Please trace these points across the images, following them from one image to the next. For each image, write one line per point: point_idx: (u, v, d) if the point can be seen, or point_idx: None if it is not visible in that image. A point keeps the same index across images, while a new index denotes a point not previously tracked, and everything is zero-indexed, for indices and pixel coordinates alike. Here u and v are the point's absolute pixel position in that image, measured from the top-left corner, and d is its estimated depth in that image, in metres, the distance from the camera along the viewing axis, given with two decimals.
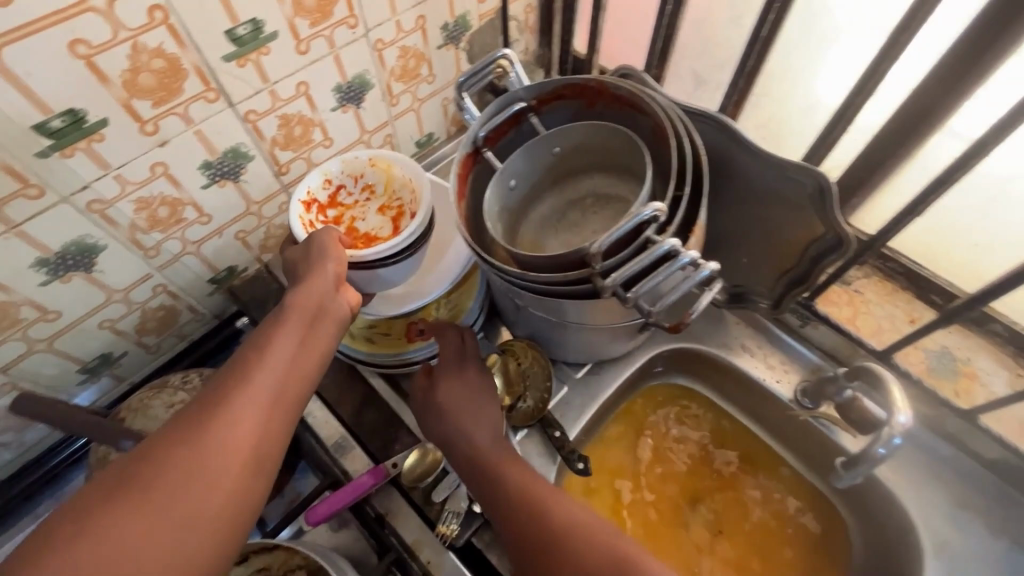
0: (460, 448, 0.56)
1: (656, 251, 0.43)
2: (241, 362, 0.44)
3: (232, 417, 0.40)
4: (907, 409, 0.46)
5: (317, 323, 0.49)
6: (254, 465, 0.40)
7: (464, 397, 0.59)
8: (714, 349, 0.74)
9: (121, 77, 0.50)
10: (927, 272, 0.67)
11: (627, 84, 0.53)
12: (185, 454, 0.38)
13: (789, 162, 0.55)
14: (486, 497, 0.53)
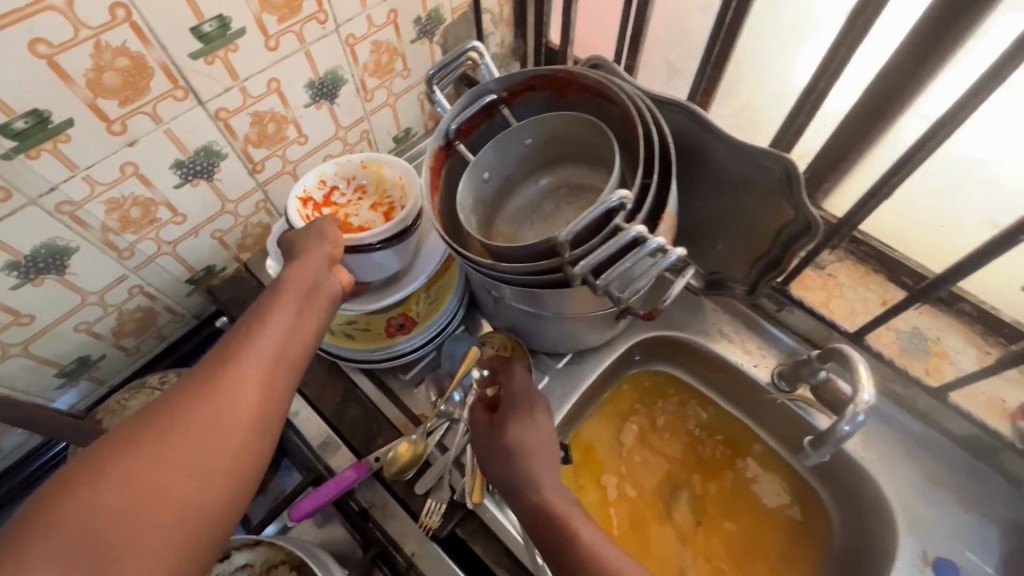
0: (527, 494, 0.53)
1: (623, 238, 0.44)
2: (242, 329, 0.43)
3: (235, 380, 0.39)
4: (871, 387, 0.47)
5: (315, 295, 0.49)
6: (258, 428, 0.39)
7: (534, 440, 0.56)
8: (692, 335, 0.75)
9: (85, 77, 0.50)
10: (897, 254, 0.68)
11: (595, 74, 0.54)
12: (189, 415, 0.37)
13: (759, 148, 0.56)
14: (553, 555, 0.49)
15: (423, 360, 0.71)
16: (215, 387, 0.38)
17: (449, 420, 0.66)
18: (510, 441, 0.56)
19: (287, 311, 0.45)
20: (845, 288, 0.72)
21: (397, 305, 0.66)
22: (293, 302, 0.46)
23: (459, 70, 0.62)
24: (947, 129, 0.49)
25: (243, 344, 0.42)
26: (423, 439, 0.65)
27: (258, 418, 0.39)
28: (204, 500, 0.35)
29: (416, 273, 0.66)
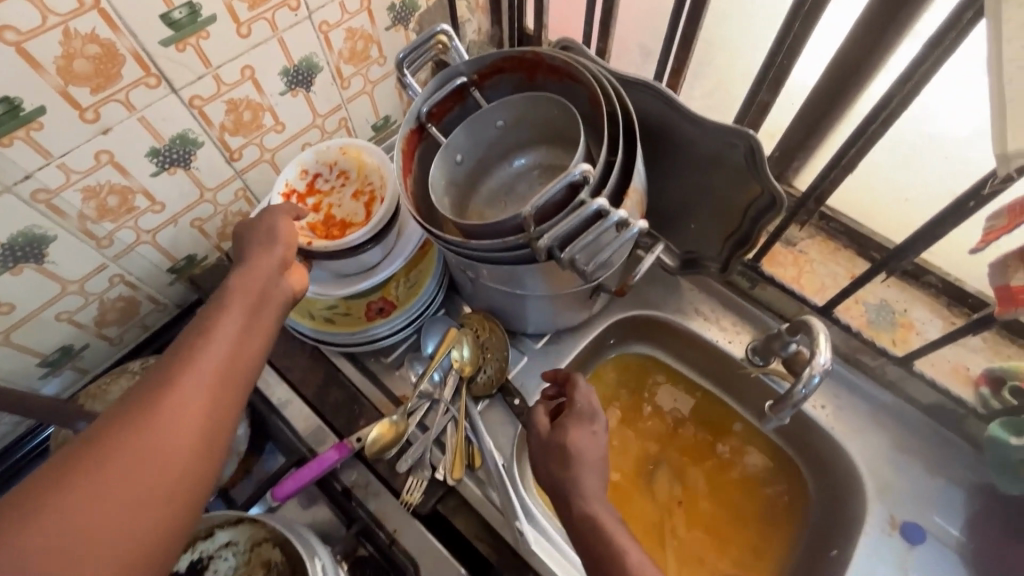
0: (573, 503, 0.53)
1: (585, 211, 0.46)
2: (186, 341, 0.41)
3: (184, 391, 0.38)
4: (827, 352, 0.50)
5: (264, 303, 0.48)
6: (210, 440, 0.38)
7: (587, 451, 0.56)
8: (668, 314, 0.76)
9: (55, 64, 0.50)
10: (864, 229, 0.70)
11: (561, 55, 0.55)
12: (136, 432, 0.35)
13: (717, 122, 0.56)
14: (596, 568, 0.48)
15: (403, 342, 0.72)
16: (162, 399, 0.37)
17: (430, 401, 0.67)
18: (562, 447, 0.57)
19: (235, 319, 0.44)
20: (815, 264, 0.73)
21: (376, 288, 0.69)
22: (240, 308, 0.45)
23: (430, 54, 0.63)
24: (896, 99, 0.51)
25: (190, 351, 0.40)
26: (404, 419, 0.65)
27: (211, 424, 0.38)
28: (156, 519, 0.33)
29: (394, 258, 0.67)
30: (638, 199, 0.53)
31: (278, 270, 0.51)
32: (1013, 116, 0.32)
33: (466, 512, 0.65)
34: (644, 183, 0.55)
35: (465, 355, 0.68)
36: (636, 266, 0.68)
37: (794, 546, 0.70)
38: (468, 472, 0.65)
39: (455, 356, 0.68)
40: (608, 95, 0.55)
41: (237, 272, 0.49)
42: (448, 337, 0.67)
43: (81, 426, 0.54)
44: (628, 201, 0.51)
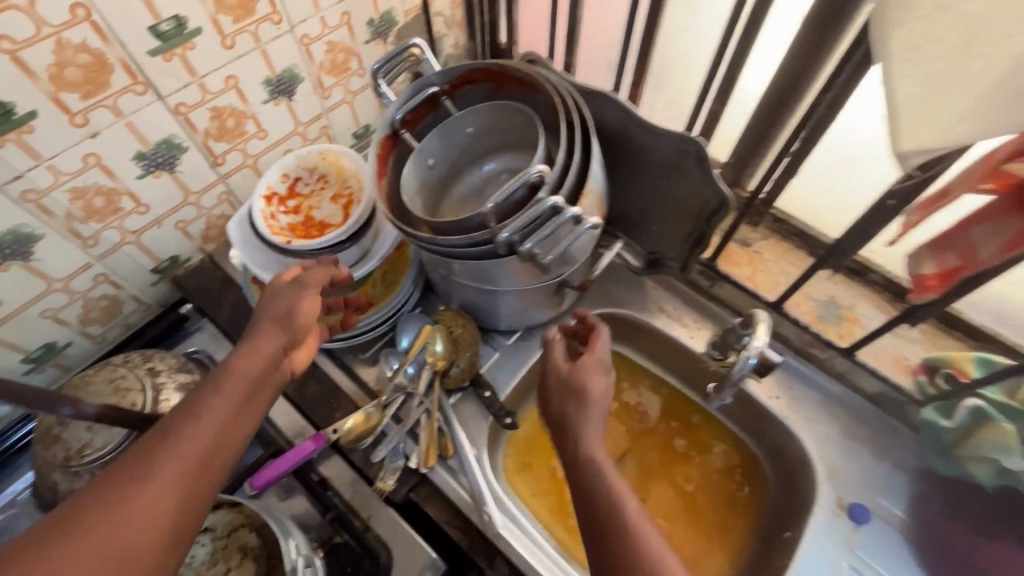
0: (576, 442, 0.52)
1: (541, 207, 0.50)
2: (174, 427, 0.42)
3: (157, 490, 0.38)
4: (762, 336, 0.59)
5: (261, 387, 0.48)
6: (171, 543, 0.38)
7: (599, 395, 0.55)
8: (634, 312, 0.80)
9: (48, 71, 0.54)
10: (813, 231, 0.75)
11: (524, 67, 0.59)
12: (100, 533, 0.36)
13: (668, 130, 0.61)
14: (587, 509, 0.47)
15: (380, 339, 0.75)
16: (135, 497, 0.38)
17: (405, 394, 0.69)
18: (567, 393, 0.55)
19: (228, 408, 0.45)
20: (769, 263, 0.79)
21: (354, 287, 0.71)
22: (228, 403, 0.45)
23: (404, 65, 0.67)
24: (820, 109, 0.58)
25: (172, 443, 0.41)
26: (379, 412, 0.68)
27: (169, 536, 0.38)
28: None
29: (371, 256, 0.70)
30: (595, 199, 0.58)
31: (276, 356, 0.51)
32: (902, 120, 0.37)
33: (438, 499, 0.68)
34: (601, 184, 0.60)
35: (439, 349, 0.70)
36: (599, 264, 0.73)
37: (752, 533, 0.74)
38: (440, 462, 0.68)
39: (428, 351, 0.69)
40: (568, 104, 0.59)
41: (238, 353, 0.49)
42: (422, 334, 0.69)
43: (68, 413, 0.50)
44: (585, 200, 0.56)
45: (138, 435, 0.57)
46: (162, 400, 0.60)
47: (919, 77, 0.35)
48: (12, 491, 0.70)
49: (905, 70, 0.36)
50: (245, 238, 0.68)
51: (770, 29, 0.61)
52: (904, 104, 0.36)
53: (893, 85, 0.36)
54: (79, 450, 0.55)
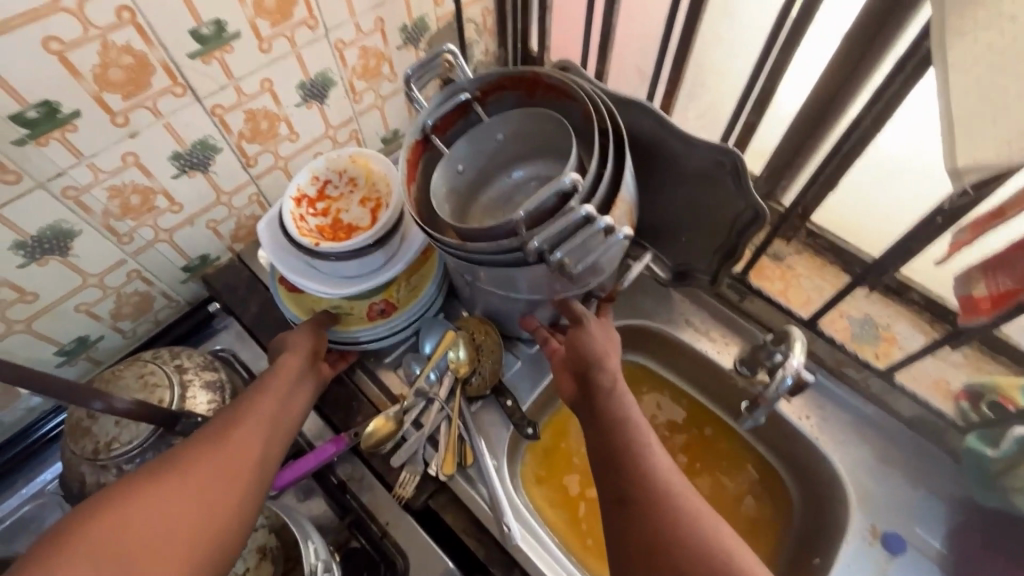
0: (592, 374, 0.60)
1: (572, 216, 0.50)
2: (242, 406, 0.57)
3: (236, 444, 0.53)
4: (800, 357, 0.57)
5: (301, 381, 0.63)
6: (253, 482, 0.52)
7: (608, 342, 0.63)
8: (658, 323, 0.78)
9: (92, 72, 0.55)
10: (849, 247, 0.73)
11: (558, 75, 0.59)
12: (198, 469, 0.50)
13: (704, 140, 0.59)
14: (605, 428, 0.57)
15: (402, 344, 0.75)
16: (221, 448, 0.52)
17: (426, 400, 0.69)
18: (592, 347, 0.61)
19: (278, 394, 0.59)
20: (801, 278, 0.77)
21: (377, 291, 0.70)
22: (277, 398, 0.59)
23: (436, 71, 0.67)
24: (863, 124, 0.57)
25: (241, 416, 0.56)
26: (399, 416, 0.68)
27: (250, 476, 0.52)
28: (209, 531, 0.47)
29: (396, 261, 0.69)
30: (625, 208, 0.58)
31: (304, 372, 0.63)
32: (962, 134, 0.35)
33: (455, 508, 0.67)
34: (632, 194, 0.59)
35: (462, 356, 0.70)
36: (625, 276, 0.72)
37: (774, 553, 0.72)
38: (459, 470, 0.67)
39: (451, 357, 0.69)
40: (600, 112, 0.59)
41: (285, 355, 0.63)
42: (445, 339, 0.69)
43: (98, 408, 0.50)
44: (615, 209, 0.56)
45: (163, 431, 0.58)
46: (188, 398, 0.61)
47: (983, 87, 0.33)
48: (40, 481, 0.71)
49: (965, 83, 0.34)
50: (274, 239, 0.69)
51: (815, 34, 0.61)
52: (962, 118, 0.35)
53: (952, 98, 0.35)
54: (107, 444, 0.56)
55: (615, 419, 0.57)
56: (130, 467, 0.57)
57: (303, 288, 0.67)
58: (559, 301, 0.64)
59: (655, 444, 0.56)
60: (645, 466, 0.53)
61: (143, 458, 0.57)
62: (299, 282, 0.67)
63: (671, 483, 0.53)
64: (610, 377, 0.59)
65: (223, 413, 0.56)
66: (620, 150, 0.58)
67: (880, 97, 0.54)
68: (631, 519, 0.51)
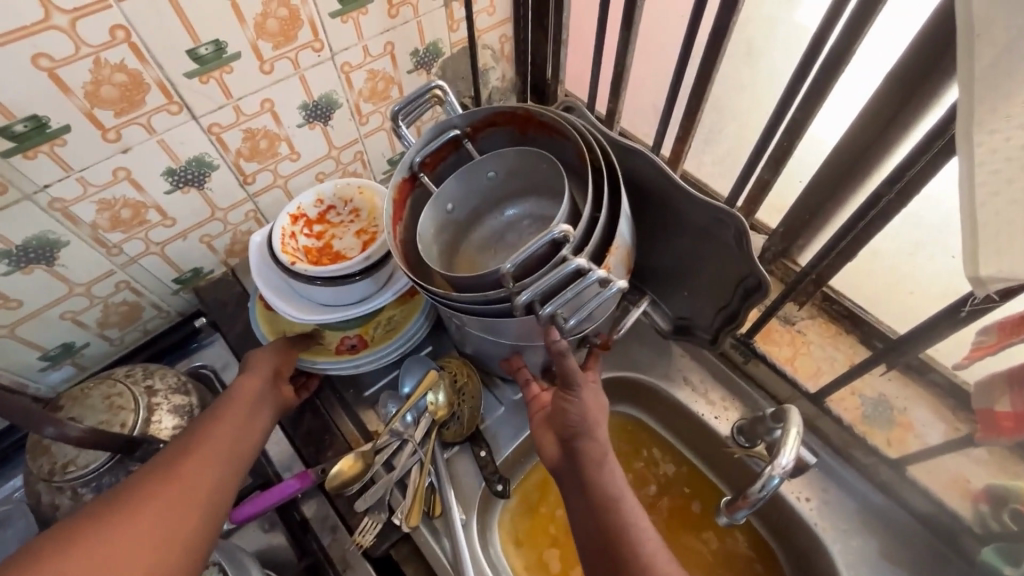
0: (580, 443, 0.54)
1: (564, 269, 0.46)
2: (198, 434, 0.54)
3: (195, 470, 0.50)
4: (791, 452, 0.53)
5: (261, 403, 0.60)
6: (211, 509, 0.49)
7: (599, 406, 0.55)
8: (652, 378, 0.73)
9: (84, 89, 0.54)
10: (869, 317, 0.68)
11: (548, 112, 0.56)
12: (155, 496, 0.47)
13: (702, 198, 0.55)
14: (593, 506, 0.52)
15: (383, 378, 0.73)
16: (178, 476, 0.49)
17: (400, 440, 0.65)
18: (583, 415, 0.54)
19: (235, 419, 0.56)
20: (813, 346, 0.71)
21: (355, 325, 0.68)
22: (236, 423, 0.56)
23: (424, 106, 0.64)
24: (886, 198, 0.52)
25: (199, 443, 0.53)
26: (369, 456, 0.65)
27: (208, 503, 0.49)
28: (165, 562, 0.44)
29: (375, 298, 0.65)
30: (623, 253, 0.54)
31: (265, 394, 0.60)
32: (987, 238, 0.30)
33: (417, 560, 0.65)
34: (629, 239, 0.55)
35: (440, 399, 0.67)
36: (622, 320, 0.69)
37: None
38: (425, 521, 0.64)
39: (430, 400, 0.66)
40: (594, 152, 0.55)
41: (241, 379, 0.60)
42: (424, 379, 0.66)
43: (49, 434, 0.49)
44: (611, 256, 0.52)
45: (121, 457, 0.56)
46: (153, 422, 0.59)
47: None
48: (9, 486, 0.72)
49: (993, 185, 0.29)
50: (262, 251, 0.68)
51: (849, 76, 0.57)
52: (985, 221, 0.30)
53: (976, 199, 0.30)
54: (64, 465, 0.55)
55: (605, 498, 0.52)
56: (84, 491, 0.56)
57: (277, 309, 0.64)
58: (553, 350, 0.52)
59: (648, 526, 0.51)
60: (642, 556, 0.49)
61: (98, 483, 0.56)
62: (274, 301, 0.65)
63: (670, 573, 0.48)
64: (600, 448, 0.54)
65: (180, 439, 0.53)
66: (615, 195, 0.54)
67: (906, 171, 0.49)
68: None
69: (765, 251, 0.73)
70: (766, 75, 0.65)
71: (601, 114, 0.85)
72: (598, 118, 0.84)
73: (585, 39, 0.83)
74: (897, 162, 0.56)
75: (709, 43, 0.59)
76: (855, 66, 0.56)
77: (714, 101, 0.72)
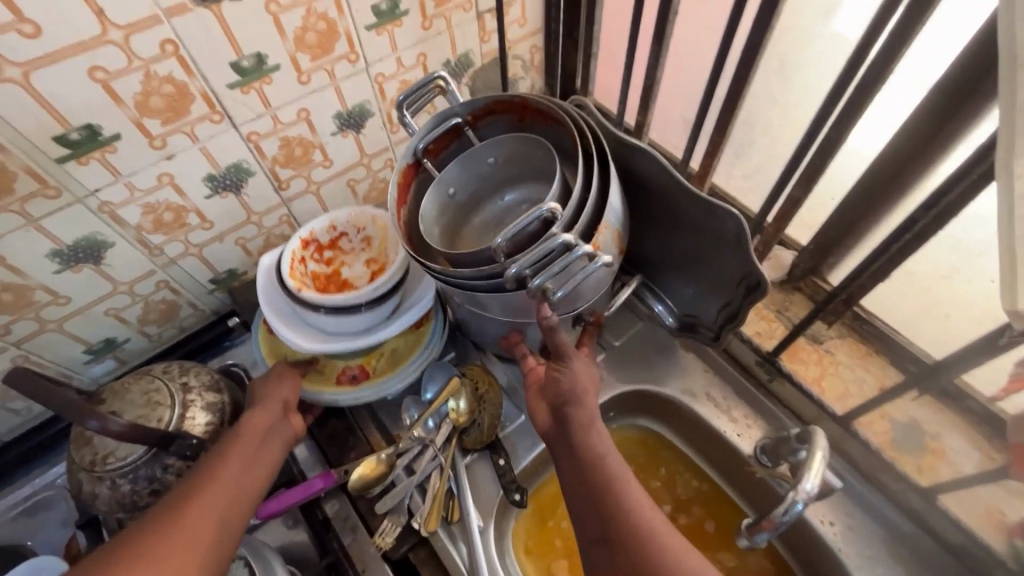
0: (567, 409, 0.54)
1: (549, 243, 0.47)
2: (205, 468, 0.53)
3: (199, 511, 0.49)
4: (815, 478, 0.52)
5: (269, 438, 0.59)
6: (213, 555, 0.48)
7: (588, 376, 0.56)
8: (674, 392, 0.73)
9: (134, 98, 0.57)
10: (901, 339, 0.66)
11: (544, 100, 0.57)
12: (158, 543, 0.46)
13: (701, 195, 0.54)
14: (581, 468, 0.51)
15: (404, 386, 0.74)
16: (182, 518, 0.48)
17: (421, 445, 0.67)
18: (573, 384, 0.55)
19: (243, 454, 0.55)
20: (841, 366, 0.69)
21: (357, 356, 0.70)
22: (244, 457, 0.55)
23: (429, 95, 0.64)
24: (921, 223, 0.51)
25: (206, 479, 0.52)
26: (391, 459, 0.66)
27: (211, 547, 0.48)
28: None
29: (378, 331, 0.66)
30: (613, 235, 0.54)
31: (273, 427, 0.60)
32: None
33: (435, 564, 0.65)
34: (620, 222, 0.55)
35: (461, 406, 0.68)
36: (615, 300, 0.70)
37: None
38: (443, 525, 0.65)
39: (451, 407, 0.67)
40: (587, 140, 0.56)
41: (251, 411, 0.60)
42: (446, 387, 0.67)
43: (92, 428, 0.51)
44: (600, 235, 0.52)
45: (157, 450, 0.59)
46: (187, 418, 0.61)
47: None
48: (53, 473, 0.76)
49: None
50: (269, 272, 0.69)
51: (887, 93, 0.56)
52: None
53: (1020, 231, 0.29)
54: (104, 457, 0.58)
55: (593, 457, 0.51)
56: (122, 482, 0.58)
57: (278, 334, 0.65)
58: (544, 325, 0.55)
59: (637, 486, 0.51)
60: (630, 507, 0.49)
61: (135, 475, 0.59)
62: (277, 326, 0.65)
63: (659, 529, 0.47)
64: (588, 413, 0.54)
65: (187, 477, 0.52)
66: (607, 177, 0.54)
67: (945, 194, 0.48)
68: (619, 566, 0.47)
69: (795, 268, 0.73)
70: (802, 89, 0.64)
71: (630, 125, 0.84)
72: (626, 129, 0.84)
73: (616, 51, 0.83)
74: (935, 183, 0.54)
75: (742, 58, 0.59)
76: (895, 83, 0.54)
77: (746, 115, 0.71)
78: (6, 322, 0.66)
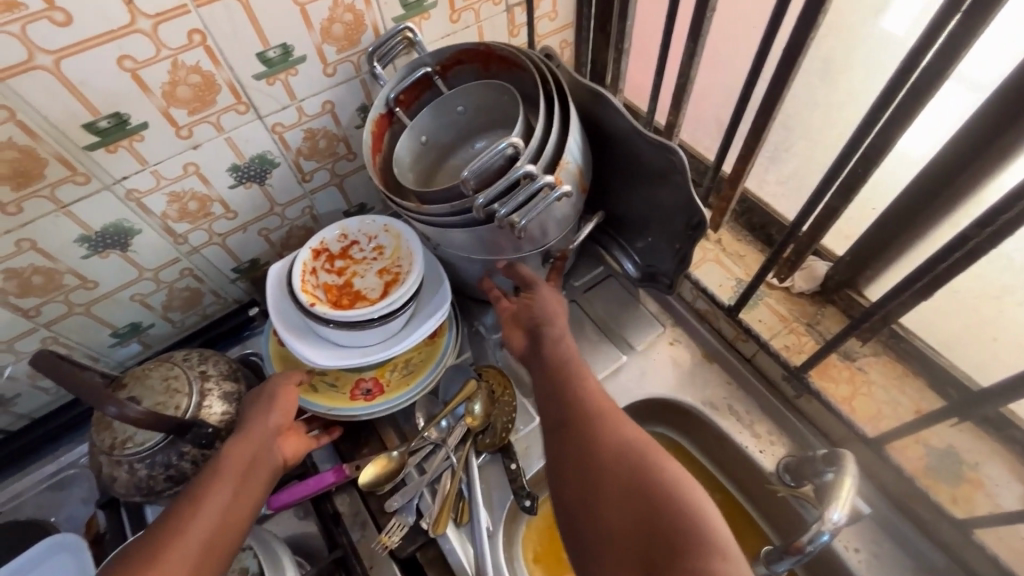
0: (536, 326, 0.59)
1: (512, 174, 0.49)
2: (179, 511, 0.51)
3: (166, 563, 0.48)
4: (843, 508, 0.49)
5: (253, 470, 0.57)
6: None
7: (558, 300, 0.61)
8: (693, 402, 0.70)
9: (161, 88, 0.57)
10: (942, 361, 0.63)
11: (508, 46, 0.59)
12: None
13: (649, 134, 0.55)
14: (546, 370, 0.56)
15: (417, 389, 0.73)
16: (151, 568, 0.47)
17: (433, 444, 0.67)
18: (544, 306, 0.60)
19: (223, 493, 0.53)
20: (875, 387, 0.66)
21: (370, 367, 0.69)
22: (223, 495, 0.53)
23: (398, 49, 0.66)
24: (973, 240, 0.47)
25: (179, 525, 0.50)
26: (403, 456, 0.66)
27: None
28: None
29: (397, 341, 0.66)
30: (574, 172, 0.55)
31: (258, 457, 0.58)
32: None
33: (441, 565, 0.65)
34: (581, 159, 0.56)
35: (477, 409, 0.68)
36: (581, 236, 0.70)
37: None
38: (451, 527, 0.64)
39: (467, 409, 0.68)
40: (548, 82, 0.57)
41: (235, 438, 0.58)
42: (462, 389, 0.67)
43: (111, 415, 0.51)
44: (560, 171, 0.53)
45: (173, 438, 0.59)
46: (204, 407, 0.62)
47: None
48: (76, 452, 0.78)
49: None
50: (281, 284, 0.69)
51: (941, 98, 0.52)
52: None
53: None
54: (123, 441, 0.59)
55: (555, 362, 0.56)
56: (139, 466, 0.59)
57: (290, 347, 0.65)
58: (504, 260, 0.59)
59: (593, 383, 0.55)
60: (579, 392, 0.53)
61: (153, 460, 0.60)
62: (290, 342, 0.65)
63: (606, 414, 0.51)
64: (558, 330, 0.59)
65: (157, 523, 0.51)
66: (566, 114, 0.56)
67: (1002, 212, 0.44)
68: (565, 441, 0.51)
69: (829, 280, 0.69)
70: (847, 92, 0.60)
71: (661, 125, 0.82)
72: (656, 128, 0.81)
73: (649, 48, 0.80)
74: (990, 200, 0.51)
75: (783, 58, 0.55)
76: (952, 86, 0.51)
77: (784, 117, 0.68)
78: (36, 303, 0.67)
